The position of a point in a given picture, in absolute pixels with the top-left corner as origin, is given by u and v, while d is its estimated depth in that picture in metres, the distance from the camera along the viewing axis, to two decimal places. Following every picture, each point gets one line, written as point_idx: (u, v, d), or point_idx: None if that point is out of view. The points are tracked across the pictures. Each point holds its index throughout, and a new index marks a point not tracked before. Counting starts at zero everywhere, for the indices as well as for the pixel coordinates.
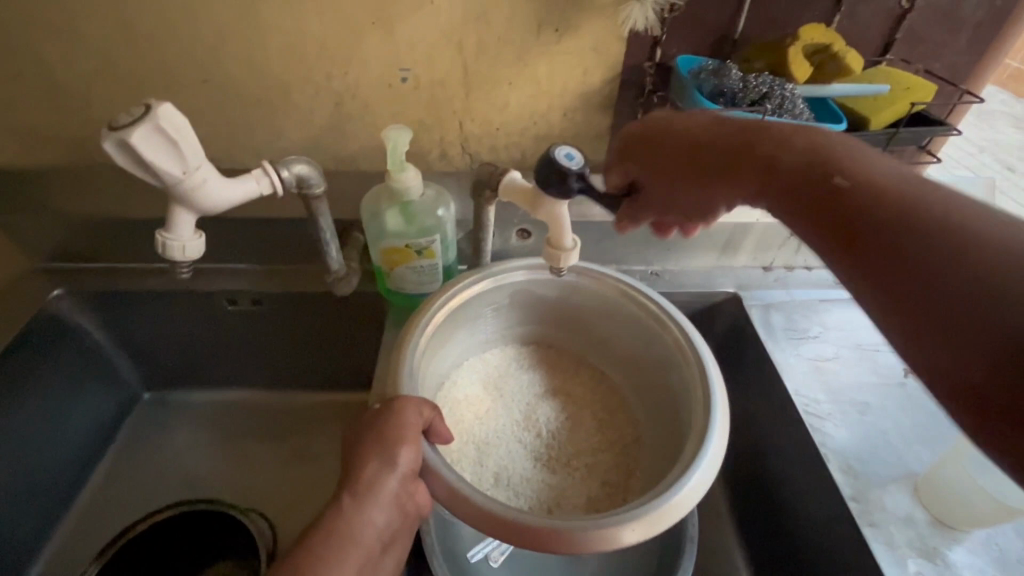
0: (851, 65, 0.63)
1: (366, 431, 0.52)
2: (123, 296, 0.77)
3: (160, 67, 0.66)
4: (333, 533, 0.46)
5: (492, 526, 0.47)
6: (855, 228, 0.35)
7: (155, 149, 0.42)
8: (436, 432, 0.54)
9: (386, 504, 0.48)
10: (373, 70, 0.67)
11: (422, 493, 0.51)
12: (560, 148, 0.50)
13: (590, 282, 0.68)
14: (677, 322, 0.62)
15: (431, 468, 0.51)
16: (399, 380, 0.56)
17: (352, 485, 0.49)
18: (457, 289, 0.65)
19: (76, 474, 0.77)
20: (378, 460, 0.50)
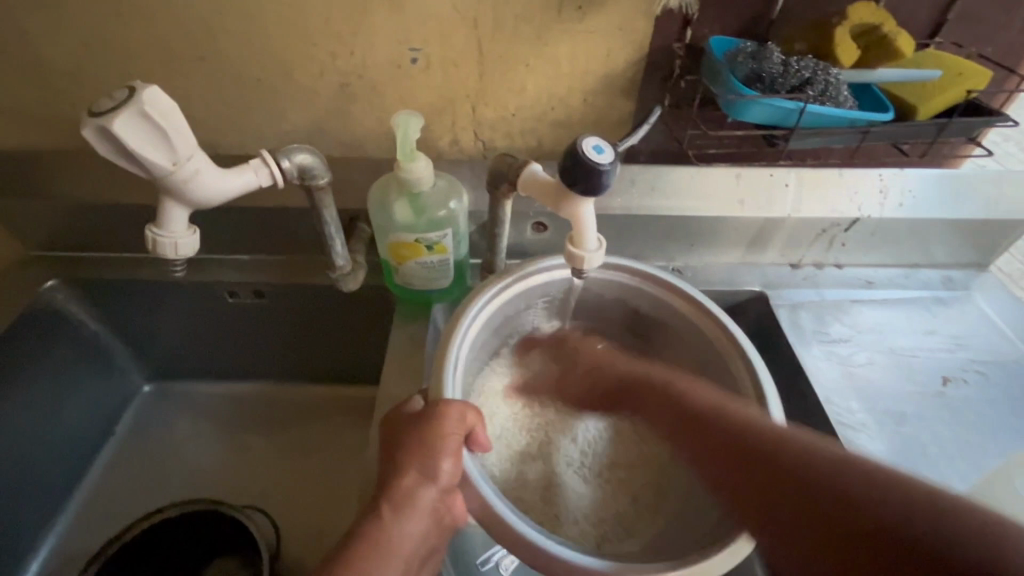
0: (903, 47, 0.57)
1: (407, 436, 0.49)
2: (120, 287, 0.73)
3: (154, 44, 0.62)
4: (372, 546, 0.44)
5: (532, 559, 0.44)
6: (772, 483, 0.46)
7: (139, 135, 0.39)
8: (476, 440, 0.50)
9: (424, 515, 0.46)
10: (381, 49, 0.63)
11: (459, 504, 0.48)
12: (588, 139, 0.45)
13: (644, 285, 0.65)
14: (731, 335, 0.59)
15: (470, 481, 0.48)
16: (442, 372, 0.53)
17: (390, 494, 0.46)
18: (494, 287, 0.61)
19: (75, 468, 0.75)
20: (417, 472, 0.47)
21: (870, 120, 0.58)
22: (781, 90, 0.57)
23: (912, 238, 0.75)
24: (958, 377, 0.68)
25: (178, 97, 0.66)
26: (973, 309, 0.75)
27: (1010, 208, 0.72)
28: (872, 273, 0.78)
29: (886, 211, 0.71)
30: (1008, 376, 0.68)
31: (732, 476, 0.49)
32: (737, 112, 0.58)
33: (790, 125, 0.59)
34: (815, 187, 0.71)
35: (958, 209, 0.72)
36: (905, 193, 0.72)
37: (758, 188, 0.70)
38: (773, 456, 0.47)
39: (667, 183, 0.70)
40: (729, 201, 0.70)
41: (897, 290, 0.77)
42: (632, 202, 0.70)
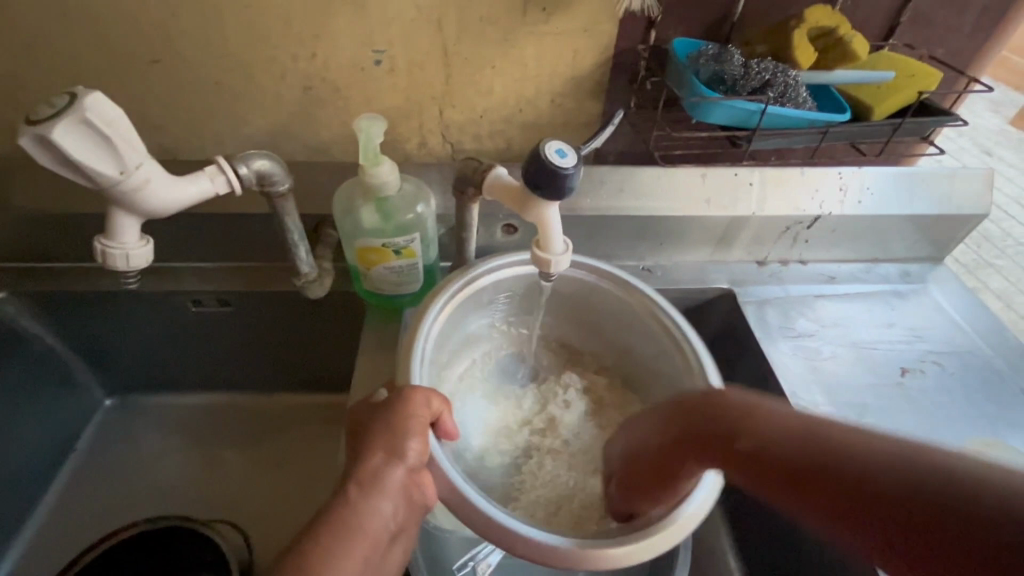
0: (857, 51, 0.59)
1: (373, 422, 0.48)
2: (75, 297, 0.70)
3: (104, 45, 0.59)
4: (336, 528, 0.41)
5: (491, 534, 0.44)
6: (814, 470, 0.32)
7: (83, 144, 0.38)
8: (442, 427, 0.50)
9: (392, 494, 0.44)
10: (344, 51, 0.61)
11: (429, 484, 0.46)
12: (552, 143, 0.45)
13: (602, 281, 0.64)
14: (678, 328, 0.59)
15: (438, 462, 0.47)
16: (408, 365, 0.53)
17: (356, 475, 0.44)
18: (460, 283, 0.60)
19: (29, 489, 0.71)
20: (383, 451, 0.45)
21: (828, 121, 0.60)
22: (741, 92, 0.58)
23: (871, 234, 0.78)
24: (916, 367, 0.70)
25: (132, 100, 0.63)
26: (929, 301, 0.78)
27: (960, 204, 0.75)
28: (834, 268, 0.81)
29: (845, 208, 0.73)
30: (962, 366, 0.71)
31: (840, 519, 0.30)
32: (700, 114, 0.59)
33: (752, 127, 0.60)
34: (778, 185, 0.72)
35: (914, 205, 0.75)
36: (863, 190, 0.74)
37: (723, 187, 0.71)
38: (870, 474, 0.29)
39: (635, 183, 0.71)
40: (696, 200, 0.71)
41: (858, 285, 0.79)
42: (601, 203, 0.70)
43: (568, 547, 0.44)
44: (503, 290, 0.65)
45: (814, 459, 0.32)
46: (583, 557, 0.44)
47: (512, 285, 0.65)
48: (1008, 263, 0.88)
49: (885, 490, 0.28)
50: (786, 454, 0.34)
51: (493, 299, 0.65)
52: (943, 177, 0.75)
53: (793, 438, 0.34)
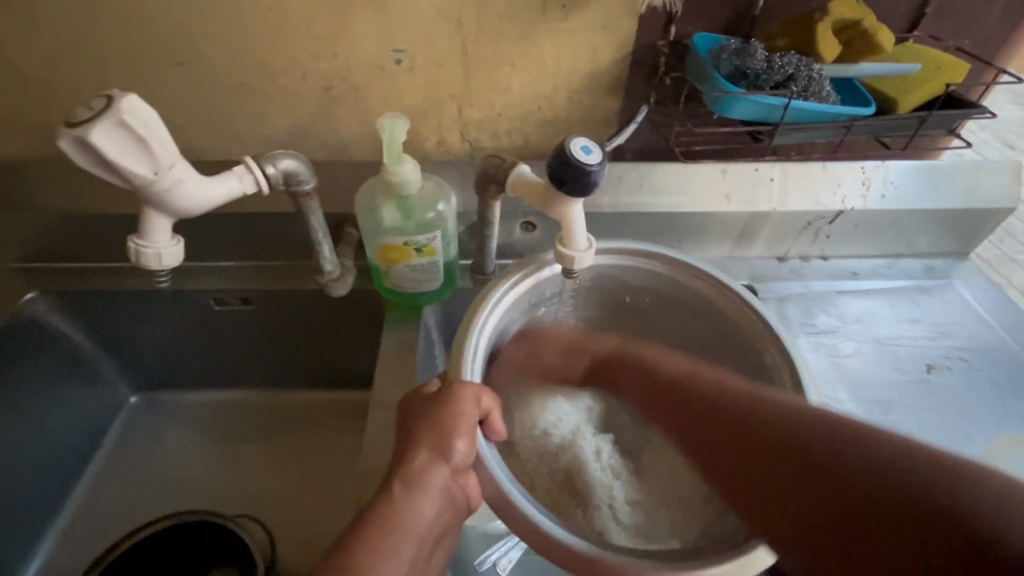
0: (882, 42, 0.58)
1: (419, 419, 0.48)
2: (104, 297, 0.71)
3: (130, 48, 0.60)
4: (385, 527, 0.42)
5: (531, 540, 0.45)
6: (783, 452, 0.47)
7: (120, 146, 0.39)
8: (489, 424, 0.50)
9: (436, 495, 0.44)
10: (365, 50, 0.62)
11: (472, 484, 0.47)
12: (576, 140, 0.45)
13: (668, 269, 0.64)
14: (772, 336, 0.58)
15: (482, 462, 0.48)
16: (461, 356, 0.53)
17: (402, 472, 0.45)
18: (518, 276, 0.60)
19: (60, 484, 0.73)
20: (430, 450, 0.46)
21: (852, 115, 0.59)
22: (765, 86, 0.57)
23: (894, 229, 0.77)
24: (941, 364, 0.69)
25: (157, 102, 0.64)
26: (954, 297, 0.77)
27: (986, 198, 0.74)
28: (856, 263, 0.80)
29: (868, 202, 0.73)
30: (988, 362, 0.70)
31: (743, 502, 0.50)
32: (723, 109, 0.59)
33: (775, 121, 0.59)
34: (800, 180, 0.72)
35: (939, 199, 0.74)
36: (886, 184, 0.73)
37: (743, 182, 0.71)
38: (836, 464, 0.44)
39: (654, 180, 0.70)
40: (715, 196, 0.71)
41: (880, 281, 0.78)
42: (620, 199, 0.70)
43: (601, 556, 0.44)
44: (571, 282, 0.65)
45: (857, 470, 0.42)
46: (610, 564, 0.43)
47: (583, 277, 0.65)
48: None
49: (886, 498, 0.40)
50: (844, 461, 0.43)
51: (553, 292, 0.65)
52: (968, 170, 0.74)
53: (829, 437, 0.45)
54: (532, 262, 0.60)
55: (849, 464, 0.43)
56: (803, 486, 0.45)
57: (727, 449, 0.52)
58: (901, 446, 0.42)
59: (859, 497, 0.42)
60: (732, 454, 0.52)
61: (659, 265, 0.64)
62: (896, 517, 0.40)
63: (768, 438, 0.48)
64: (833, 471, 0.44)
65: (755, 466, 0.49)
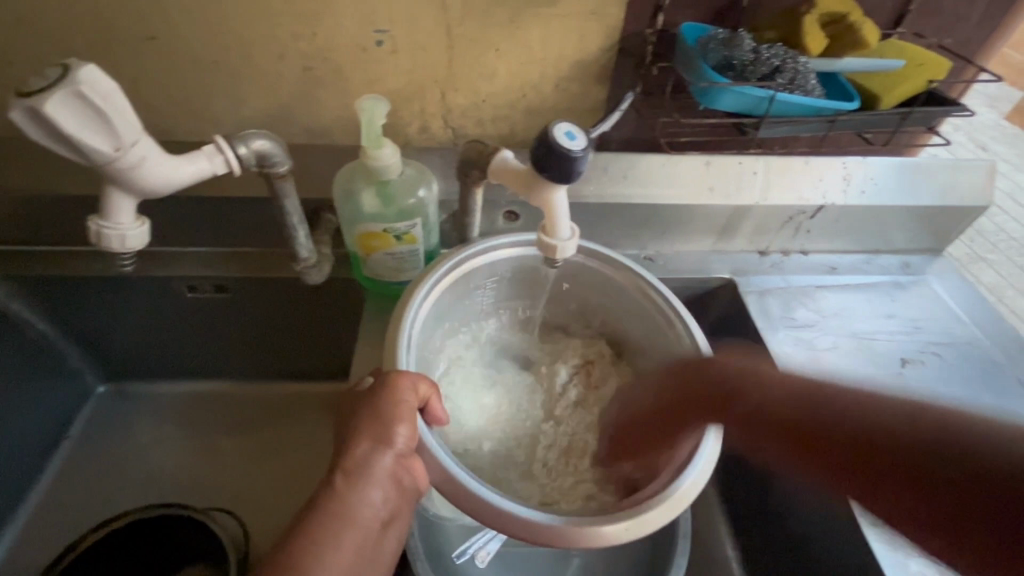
0: (867, 37, 0.58)
1: (358, 410, 0.47)
2: (67, 283, 0.68)
3: (96, 21, 0.57)
4: (327, 517, 0.41)
5: (482, 513, 0.43)
6: (803, 423, 0.36)
7: (78, 119, 0.36)
8: (431, 411, 0.49)
9: (382, 481, 0.43)
10: (345, 29, 0.60)
11: (419, 469, 0.46)
12: (561, 126, 0.44)
13: (593, 261, 0.63)
14: (658, 291, 0.60)
15: (427, 448, 0.46)
16: (395, 352, 0.51)
17: (344, 463, 0.44)
18: (455, 260, 0.59)
19: (20, 477, 0.70)
20: (369, 439, 0.45)
21: (835, 110, 0.59)
22: (750, 78, 0.57)
23: (872, 225, 0.77)
24: (916, 358, 0.70)
25: (125, 78, 0.61)
26: (930, 293, 0.78)
27: (963, 196, 0.75)
28: (835, 259, 0.80)
29: (849, 198, 0.73)
30: (961, 358, 0.71)
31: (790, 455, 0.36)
32: (709, 100, 0.58)
33: (760, 114, 0.59)
34: (783, 175, 0.72)
35: (917, 197, 0.75)
36: (867, 181, 0.74)
37: (727, 176, 0.71)
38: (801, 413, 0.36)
39: (639, 171, 0.70)
40: (700, 189, 0.71)
41: (859, 277, 0.79)
42: (605, 190, 0.69)
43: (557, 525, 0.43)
44: (492, 275, 0.64)
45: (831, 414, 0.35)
46: (566, 536, 0.43)
47: (501, 268, 0.64)
48: (999, 257, 0.88)
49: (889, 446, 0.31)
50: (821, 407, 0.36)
51: (480, 285, 0.64)
52: (946, 168, 0.75)
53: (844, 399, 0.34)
54: (449, 257, 0.59)
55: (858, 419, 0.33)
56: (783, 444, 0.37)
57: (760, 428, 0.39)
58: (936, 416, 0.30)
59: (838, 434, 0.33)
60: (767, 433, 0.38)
61: (587, 258, 0.63)
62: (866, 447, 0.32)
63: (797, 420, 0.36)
64: (809, 424, 0.36)
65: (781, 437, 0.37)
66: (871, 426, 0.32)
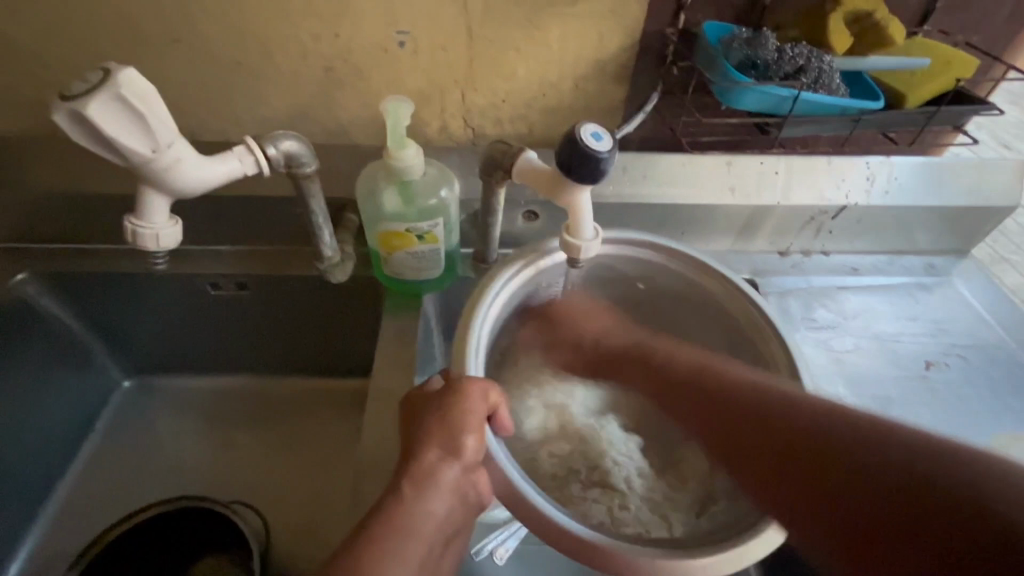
0: (894, 35, 0.57)
1: (424, 419, 0.47)
2: (97, 280, 0.70)
3: (127, 23, 0.58)
4: (398, 528, 0.41)
5: (545, 531, 0.44)
6: (820, 461, 0.45)
7: (117, 121, 0.37)
8: (498, 421, 0.49)
9: (447, 494, 0.44)
10: (368, 31, 0.60)
11: (484, 482, 0.46)
12: (586, 126, 0.45)
13: (669, 260, 0.63)
14: (754, 294, 0.60)
15: (495, 459, 0.47)
16: (466, 353, 0.52)
17: (411, 471, 0.44)
18: (519, 266, 0.59)
19: (51, 468, 0.72)
20: (438, 449, 0.45)
21: (860, 109, 0.58)
22: (774, 77, 0.57)
23: (895, 226, 0.77)
24: (940, 361, 0.70)
25: (153, 79, 0.62)
26: (954, 294, 0.77)
27: (989, 196, 0.74)
28: (856, 260, 0.79)
29: (872, 198, 0.72)
30: (986, 361, 0.70)
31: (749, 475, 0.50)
32: (732, 100, 0.58)
33: (784, 114, 0.59)
34: (805, 175, 0.71)
35: (942, 197, 0.73)
36: (891, 180, 0.73)
37: (747, 175, 0.70)
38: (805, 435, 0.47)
39: (659, 171, 0.70)
40: (720, 189, 0.70)
41: (881, 278, 0.78)
42: (624, 189, 0.69)
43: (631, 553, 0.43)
44: (556, 278, 0.64)
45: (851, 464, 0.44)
46: (640, 565, 0.43)
47: (564, 274, 0.63)
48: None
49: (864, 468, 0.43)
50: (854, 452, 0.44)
51: (555, 280, 0.64)
52: (972, 169, 0.74)
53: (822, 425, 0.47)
54: (524, 257, 0.59)
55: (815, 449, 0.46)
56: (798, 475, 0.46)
57: (771, 450, 0.49)
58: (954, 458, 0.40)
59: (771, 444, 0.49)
60: (760, 467, 0.49)
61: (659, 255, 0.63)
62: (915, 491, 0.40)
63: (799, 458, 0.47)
64: (799, 454, 0.47)
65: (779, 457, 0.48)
66: (895, 466, 0.42)
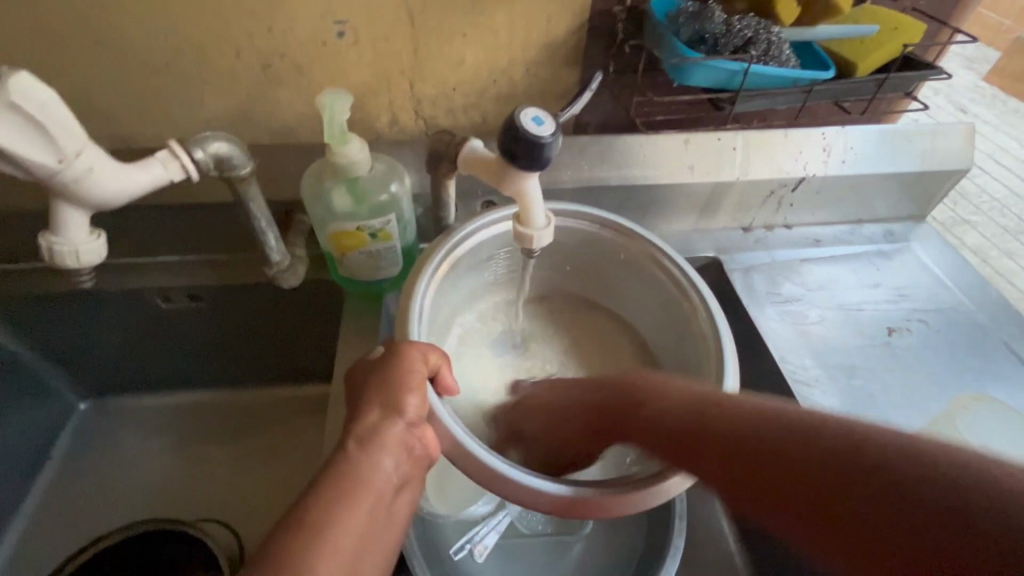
0: (840, 4, 0.57)
1: (367, 382, 0.46)
2: (35, 300, 0.65)
3: (40, 27, 0.54)
4: (342, 480, 0.39)
5: (519, 499, 0.44)
6: (784, 471, 0.35)
7: (12, 131, 0.34)
8: (442, 381, 0.49)
9: (394, 450, 0.42)
10: (303, 22, 0.57)
11: (430, 436, 0.45)
12: (528, 111, 0.43)
13: (608, 232, 0.61)
14: (667, 256, 0.59)
15: (438, 416, 0.46)
16: (407, 320, 0.51)
17: (355, 432, 0.42)
18: (465, 236, 0.57)
19: (4, 501, 0.68)
20: (380, 408, 0.43)
21: (811, 79, 0.58)
22: (723, 51, 0.55)
23: (855, 194, 0.77)
24: (902, 327, 0.70)
25: (77, 85, 0.59)
26: (913, 260, 0.78)
27: (943, 160, 0.75)
28: (818, 231, 0.80)
29: (829, 168, 0.72)
30: (947, 323, 0.71)
31: (757, 491, 0.37)
32: (682, 76, 0.57)
33: (735, 88, 0.58)
34: (763, 148, 0.71)
35: (896, 163, 0.74)
36: (847, 150, 0.73)
37: (706, 152, 0.70)
38: (700, 426, 0.42)
39: (617, 154, 0.68)
40: (679, 166, 0.69)
41: (841, 248, 0.79)
42: (583, 174, 0.68)
43: (561, 495, 0.44)
44: (504, 246, 0.62)
45: (806, 442, 0.35)
46: (579, 503, 0.44)
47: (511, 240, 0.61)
48: (983, 219, 0.88)
49: (818, 455, 0.34)
50: (780, 432, 0.37)
51: (490, 255, 0.62)
52: (923, 133, 0.75)
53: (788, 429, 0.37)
54: (444, 240, 0.56)
55: (813, 451, 0.34)
56: (777, 483, 0.35)
57: (670, 439, 0.43)
58: (890, 444, 0.32)
59: (759, 452, 0.37)
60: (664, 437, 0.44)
61: (601, 228, 0.61)
62: (845, 479, 0.32)
63: (785, 475, 0.35)
64: (772, 464, 0.36)
65: (742, 471, 0.38)
66: (847, 456, 0.33)
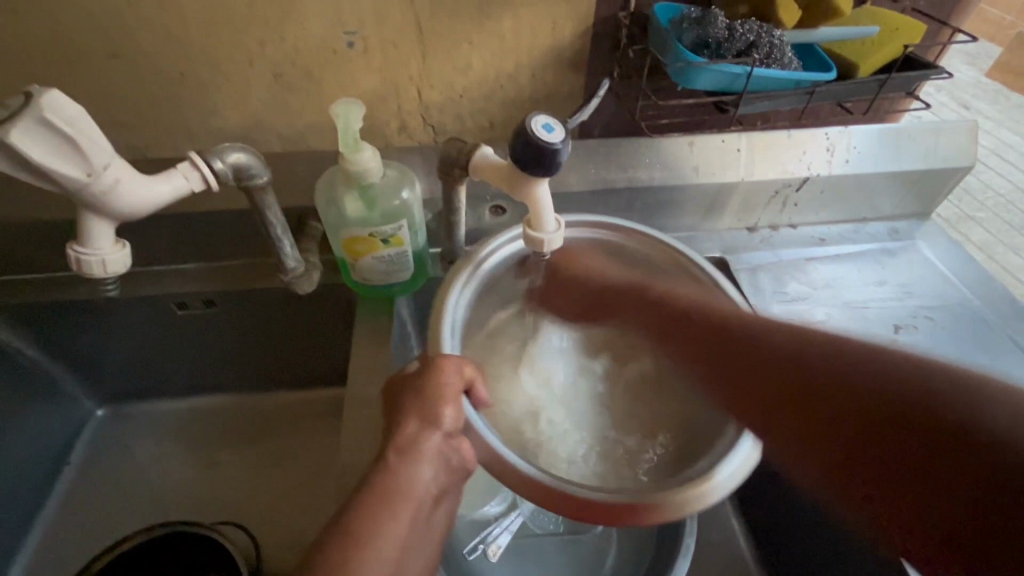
0: (841, 7, 0.58)
1: (403, 395, 0.46)
2: (55, 308, 0.67)
3: (61, 42, 0.56)
4: (385, 489, 0.40)
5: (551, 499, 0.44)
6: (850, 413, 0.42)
7: (45, 145, 0.36)
8: (476, 394, 0.49)
9: (431, 459, 0.43)
10: (315, 32, 0.59)
11: (466, 448, 0.45)
12: (538, 118, 0.44)
13: (627, 239, 0.63)
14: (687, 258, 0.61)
15: (474, 428, 0.47)
16: (441, 334, 0.52)
17: (394, 443, 0.43)
18: (493, 249, 0.59)
19: (26, 505, 0.70)
20: (417, 421, 0.44)
21: (813, 81, 0.59)
22: (726, 55, 0.56)
23: (858, 193, 0.77)
24: (909, 323, 0.71)
25: (95, 97, 0.60)
26: (918, 257, 0.79)
27: (946, 158, 0.75)
28: (823, 230, 0.81)
29: (833, 168, 0.73)
30: (953, 319, 0.72)
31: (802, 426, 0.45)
32: (686, 80, 0.58)
33: (738, 91, 0.59)
34: (767, 149, 0.72)
35: (901, 161, 0.75)
36: (850, 149, 0.73)
37: (710, 154, 0.71)
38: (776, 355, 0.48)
39: (622, 157, 0.70)
40: (684, 169, 0.70)
41: (846, 246, 0.79)
42: (590, 177, 0.69)
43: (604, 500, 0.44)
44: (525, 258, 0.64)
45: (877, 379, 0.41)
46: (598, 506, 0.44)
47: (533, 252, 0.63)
48: (987, 215, 0.89)
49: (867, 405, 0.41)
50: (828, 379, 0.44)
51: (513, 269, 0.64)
52: (926, 132, 0.75)
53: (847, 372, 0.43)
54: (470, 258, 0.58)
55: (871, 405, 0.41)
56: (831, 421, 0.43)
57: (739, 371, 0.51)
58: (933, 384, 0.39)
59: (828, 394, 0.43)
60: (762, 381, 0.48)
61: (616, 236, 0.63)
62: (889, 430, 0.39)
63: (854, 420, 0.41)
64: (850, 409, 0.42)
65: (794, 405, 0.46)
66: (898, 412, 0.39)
